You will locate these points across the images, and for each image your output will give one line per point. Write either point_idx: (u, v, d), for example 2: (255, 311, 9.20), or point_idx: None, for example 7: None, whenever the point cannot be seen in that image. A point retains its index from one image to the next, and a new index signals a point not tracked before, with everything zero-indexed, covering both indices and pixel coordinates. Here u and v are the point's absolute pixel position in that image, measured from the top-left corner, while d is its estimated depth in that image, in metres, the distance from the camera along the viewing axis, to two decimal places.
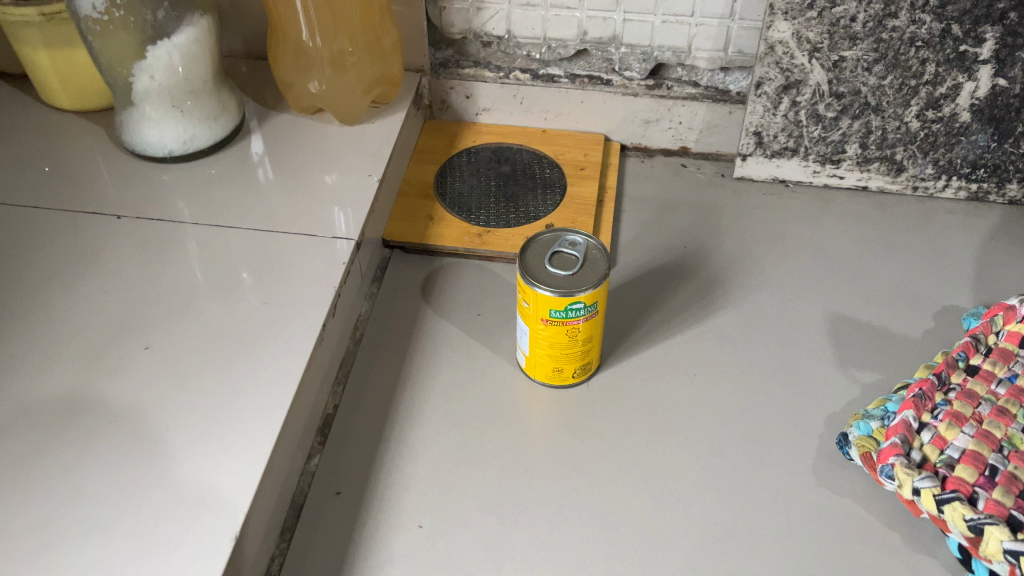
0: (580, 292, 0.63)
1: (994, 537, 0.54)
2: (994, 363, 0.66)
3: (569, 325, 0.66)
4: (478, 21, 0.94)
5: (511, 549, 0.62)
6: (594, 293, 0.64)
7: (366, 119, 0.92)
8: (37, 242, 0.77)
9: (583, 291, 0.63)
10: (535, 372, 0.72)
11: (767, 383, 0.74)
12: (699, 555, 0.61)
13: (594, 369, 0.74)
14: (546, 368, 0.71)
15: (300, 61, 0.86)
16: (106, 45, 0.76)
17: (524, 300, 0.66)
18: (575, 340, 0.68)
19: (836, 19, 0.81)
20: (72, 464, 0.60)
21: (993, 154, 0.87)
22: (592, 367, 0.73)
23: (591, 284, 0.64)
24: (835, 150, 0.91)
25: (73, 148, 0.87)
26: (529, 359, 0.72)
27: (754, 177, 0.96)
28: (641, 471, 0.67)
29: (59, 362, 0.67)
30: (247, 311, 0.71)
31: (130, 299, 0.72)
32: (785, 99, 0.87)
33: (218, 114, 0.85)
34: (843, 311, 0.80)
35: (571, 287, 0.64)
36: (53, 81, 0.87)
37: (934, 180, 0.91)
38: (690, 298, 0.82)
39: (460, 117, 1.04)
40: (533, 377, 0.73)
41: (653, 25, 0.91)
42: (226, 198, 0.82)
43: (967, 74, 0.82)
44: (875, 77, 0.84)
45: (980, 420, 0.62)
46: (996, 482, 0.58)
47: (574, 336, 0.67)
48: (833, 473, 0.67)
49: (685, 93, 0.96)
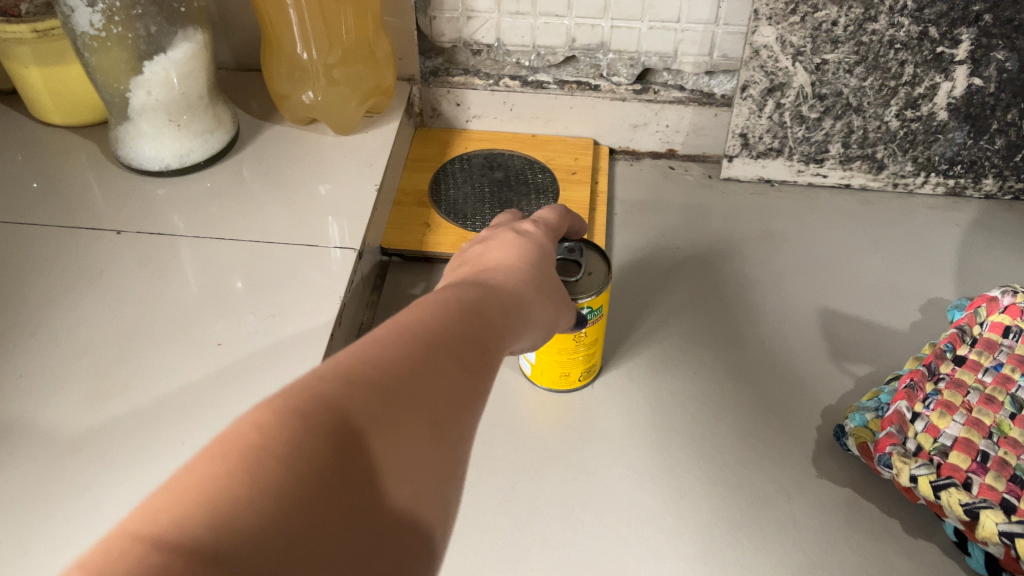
0: (580, 303, 0.64)
1: (990, 519, 0.55)
2: (980, 352, 0.68)
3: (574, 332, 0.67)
4: (467, 30, 0.95)
5: (526, 551, 0.63)
6: (596, 299, 0.64)
7: (361, 129, 0.94)
8: (36, 260, 0.77)
9: (586, 298, 0.63)
10: (544, 379, 0.73)
11: (764, 379, 0.76)
12: (709, 548, 0.63)
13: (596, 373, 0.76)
14: (555, 373, 0.72)
15: (295, 73, 0.87)
16: (102, 62, 0.76)
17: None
18: (579, 347, 0.69)
19: (818, 24, 0.83)
20: (91, 481, 0.61)
21: (969, 151, 0.90)
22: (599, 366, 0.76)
23: (594, 291, 0.64)
24: (819, 150, 0.93)
25: (66, 165, 0.86)
26: (535, 366, 0.72)
27: (740, 177, 0.99)
28: (648, 468, 0.68)
29: (67, 378, 0.67)
30: (253, 325, 0.72)
31: (136, 315, 0.72)
32: (770, 101, 0.90)
33: (214, 127, 0.86)
34: (834, 306, 0.83)
35: (574, 295, 0.63)
36: (46, 98, 0.86)
37: (914, 177, 0.94)
38: (685, 298, 0.84)
39: (451, 124, 1.06)
40: (538, 383, 0.74)
41: (640, 32, 0.92)
42: (225, 212, 0.82)
43: (944, 74, 0.84)
44: (856, 78, 0.86)
45: (970, 408, 0.65)
46: (988, 467, 0.61)
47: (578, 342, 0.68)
48: (831, 463, 0.69)
49: (671, 97, 0.97)
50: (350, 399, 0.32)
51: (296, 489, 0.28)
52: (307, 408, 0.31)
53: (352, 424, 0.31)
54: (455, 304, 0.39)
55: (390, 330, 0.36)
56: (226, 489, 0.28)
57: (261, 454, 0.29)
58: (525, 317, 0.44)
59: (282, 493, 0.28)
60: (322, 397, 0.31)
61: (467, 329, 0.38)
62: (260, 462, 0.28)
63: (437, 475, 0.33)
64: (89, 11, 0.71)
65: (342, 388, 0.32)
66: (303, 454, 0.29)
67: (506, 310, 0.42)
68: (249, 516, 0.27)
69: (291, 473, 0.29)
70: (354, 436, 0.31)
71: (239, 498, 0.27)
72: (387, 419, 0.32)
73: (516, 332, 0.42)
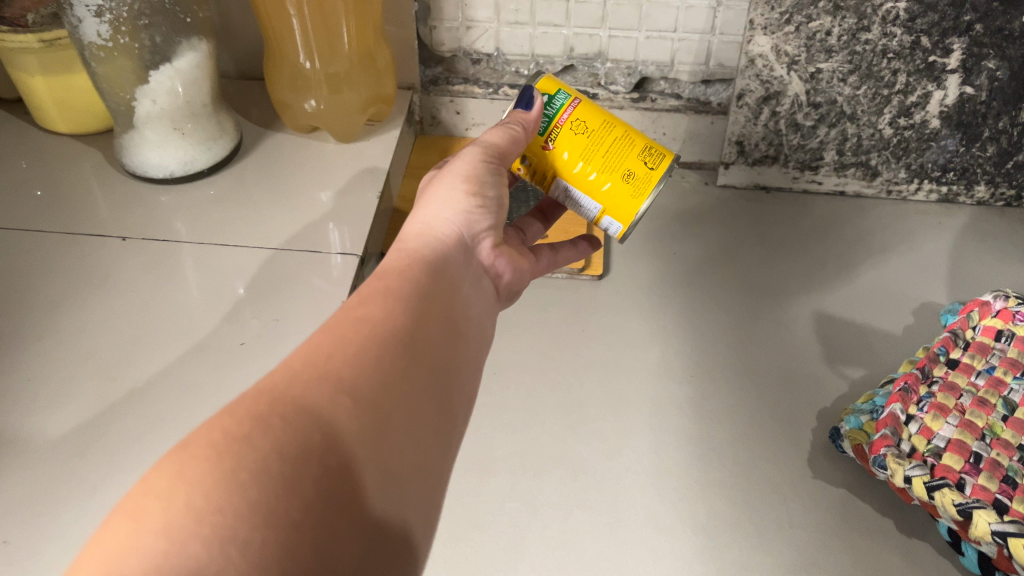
0: (535, 92, 0.60)
1: (983, 519, 0.56)
2: (972, 356, 0.69)
3: (566, 124, 0.60)
4: (467, 39, 0.96)
5: (526, 551, 0.64)
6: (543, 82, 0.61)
7: (362, 137, 0.95)
8: (41, 266, 0.78)
9: (531, 87, 0.60)
10: (618, 208, 0.61)
11: (761, 383, 0.77)
12: (707, 548, 0.64)
13: (657, 150, 0.62)
14: (618, 187, 0.61)
15: (298, 82, 0.88)
16: (108, 72, 0.77)
17: (543, 181, 0.63)
18: (592, 135, 0.60)
19: (812, 33, 0.84)
20: (98, 482, 0.61)
21: (961, 158, 0.92)
22: (662, 150, 0.62)
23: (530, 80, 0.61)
24: (814, 157, 0.95)
25: (70, 172, 0.87)
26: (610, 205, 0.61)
27: (736, 184, 1.00)
28: (646, 470, 0.69)
29: (73, 382, 0.68)
30: (256, 328, 0.73)
31: (140, 319, 0.73)
32: (765, 109, 0.91)
33: (217, 135, 0.87)
34: (829, 310, 0.84)
35: (525, 98, 0.60)
36: (51, 107, 0.87)
37: (908, 184, 0.95)
38: (683, 302, 0.85)
39: (450, 132, 1.07)
40: (629, 211, 0.61)
41: (637, 41, 0.93)
42: (226, 218, 0.83)
43: (936, 83, 0.86)
44: (850, 87, 0.88)
45: (963, 411, 0.66)
46: (981, 468, 0.62)
47: (582, 129, 0.60)
48: (826, 465, 0.70)
49: (668, 105, 0.99)
50: (265, 414, 0.36)
51: (210, 509, 0.32)
52: (216, 438, 0.34)
53: (279, 428, 0.35)
54: (389, 307, 0.43)
55: (306, 344, 0.41)
56: (114, 541, 0.31)
57: (148, 500, 0.32)
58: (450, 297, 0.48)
59: (178, 524, 0.31)
60: (232, 424, 0.35)
61: (385, 318, 0.43)
62: (149, 503, 0.32)
63: (390, 445, 0.38)
64: (96, 22, 0.72)
65: (266, 398, 0.37)
66: (196, 482, 0.33)
67: (432, 286, 0.47)
68: (141, 553, 0.30)
69: (179, 505, 0.32)
70: (285, 434, 0.35)
71: (127, 541, 0.31)
72: (328, 417, 0.37)
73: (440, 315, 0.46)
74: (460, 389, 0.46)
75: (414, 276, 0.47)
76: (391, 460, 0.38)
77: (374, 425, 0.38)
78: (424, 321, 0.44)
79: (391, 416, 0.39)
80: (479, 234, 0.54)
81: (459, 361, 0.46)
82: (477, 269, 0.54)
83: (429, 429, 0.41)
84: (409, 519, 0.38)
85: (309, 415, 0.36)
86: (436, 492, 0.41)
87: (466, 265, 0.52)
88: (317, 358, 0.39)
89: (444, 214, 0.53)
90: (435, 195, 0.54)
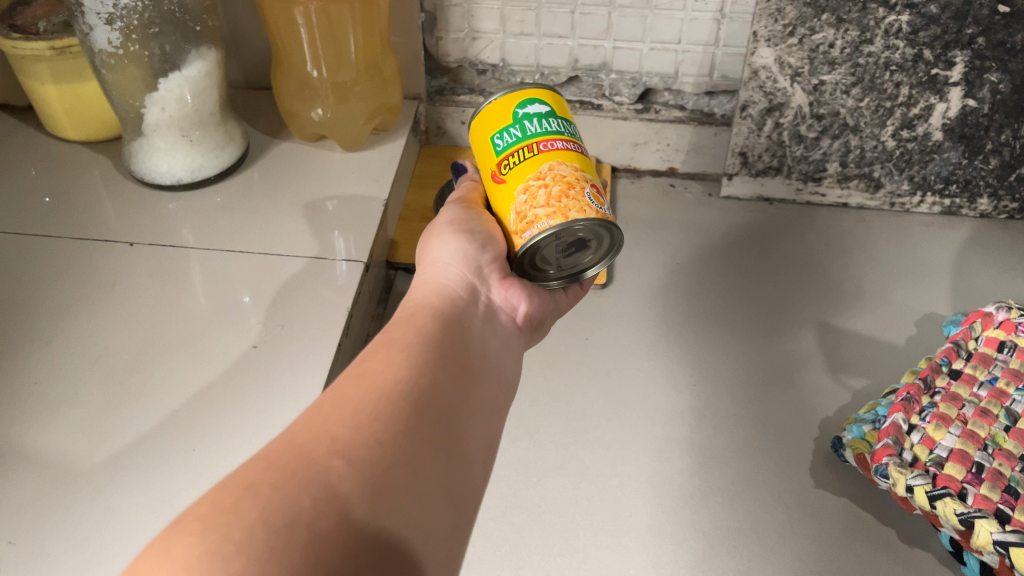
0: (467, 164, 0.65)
1: (984, 529, 0.56)
2: (975, 367, 0.69)
3: None
4: (473, 50, 0.97)
5: (527, 557, 0.64)
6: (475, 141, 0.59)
7: (368, 146, 0.96)
8: (51, 270, 0.78)
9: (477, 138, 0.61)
10: None
11: (763, 392, 0.77)
12: (708, 555, 0.64)
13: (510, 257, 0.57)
14: None
15: (305, 90, 0.90)
16: (118, 79, 0.78)
17: None
18: None
19: (815, 46, 0.85)
20: (104, 484, 0.62)
21: (964, 171, 0.92)
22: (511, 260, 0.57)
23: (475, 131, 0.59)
24: (817, 169, 0.95)
25: (78, 179, 0.88)
26: None
27: (739, 196, 1.01)
28: (649, 478, 0.70)
29: (81, 386, 0.69)
30: (262, 333, 0.73)
31: (147, 325, 0.74)
32: (769, 120, 0.92)
33: (225, 143, 0.88)
34: (832, 320, 0.84)
35: None
36: (61, 115, 0.89)
37: (910, 197, 0.96)
38: (686, 311, 0.86)
39: (455, 142, 1.08)
40: None
41: (642, 52, 0.94)
42: (233, 225, 0.84)
43: (939, 95, 0.86)
44: (853, 99, 0.88)
45: (965, 421, 0.66)
46: (983, 478, 0.62)
47: None
48: (829, 474, 0.70)
49: (672, 117, 1.00)
50: (256, 481, 0.36)
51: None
52: (206, 509, 0.35)
53: (268, 495, 0.36)
54: (393, 361, 0.45)
55: (310, 407, 0.42)
56: None
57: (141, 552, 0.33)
58: (454, 343, 0.49)
59: None
60: (221, 494, 0.36)
61: (387, 369, 0.44)
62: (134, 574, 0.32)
63: (388, 498, 0.38)
64: (107, 29, 0.74)
65: (263, 464, 0.38)
66: (181, 556, 0.33)
67: (433, 335, 0.48)
68: None
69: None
70: (275, 501, 0.35)
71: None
72: (330, 478, 0.37)
73: (443, 359, 0.47)
74: (474, 439, 0.46)
75: (415, 330, 0.48)
76: (392, 516, 0.37)
77: (369, 484, 0.37)
78: (426, 371, 0.45)
79: (387, 473, 0.38)
80: (484, 271, 0.56)
81: (469, 405, 0.46)
82: (489, 306, 0.56)
83: (432, 481, 0.41)
84: (411, 546, 0.38)
85: (308, 478, 0.37)
86: (443, 526, 0.40)
87: (474, 305, 0.54)
88: (315, 418, 0.41)
89: (445, 262, 0.56)
90: (433, 251, 0.57)
